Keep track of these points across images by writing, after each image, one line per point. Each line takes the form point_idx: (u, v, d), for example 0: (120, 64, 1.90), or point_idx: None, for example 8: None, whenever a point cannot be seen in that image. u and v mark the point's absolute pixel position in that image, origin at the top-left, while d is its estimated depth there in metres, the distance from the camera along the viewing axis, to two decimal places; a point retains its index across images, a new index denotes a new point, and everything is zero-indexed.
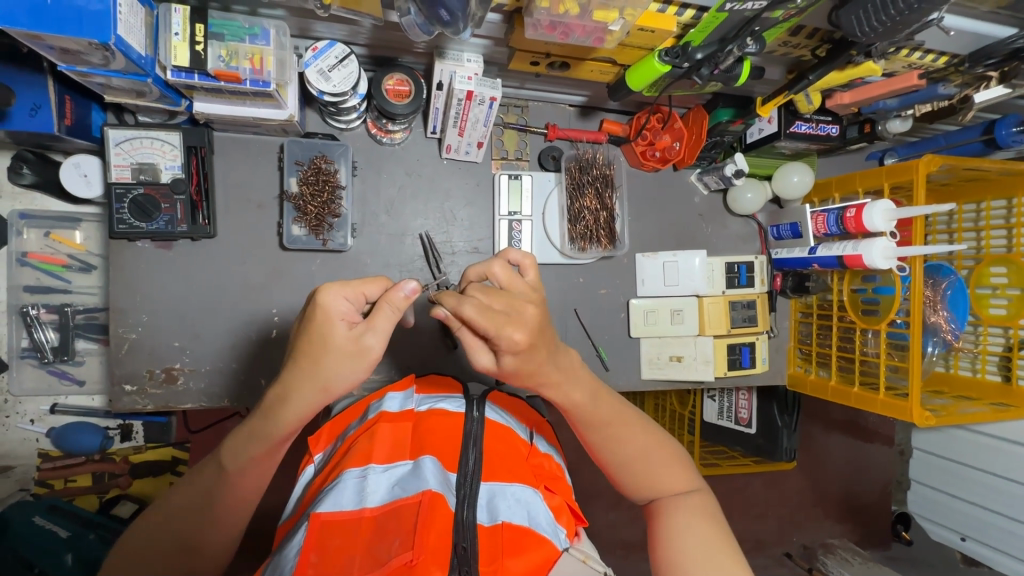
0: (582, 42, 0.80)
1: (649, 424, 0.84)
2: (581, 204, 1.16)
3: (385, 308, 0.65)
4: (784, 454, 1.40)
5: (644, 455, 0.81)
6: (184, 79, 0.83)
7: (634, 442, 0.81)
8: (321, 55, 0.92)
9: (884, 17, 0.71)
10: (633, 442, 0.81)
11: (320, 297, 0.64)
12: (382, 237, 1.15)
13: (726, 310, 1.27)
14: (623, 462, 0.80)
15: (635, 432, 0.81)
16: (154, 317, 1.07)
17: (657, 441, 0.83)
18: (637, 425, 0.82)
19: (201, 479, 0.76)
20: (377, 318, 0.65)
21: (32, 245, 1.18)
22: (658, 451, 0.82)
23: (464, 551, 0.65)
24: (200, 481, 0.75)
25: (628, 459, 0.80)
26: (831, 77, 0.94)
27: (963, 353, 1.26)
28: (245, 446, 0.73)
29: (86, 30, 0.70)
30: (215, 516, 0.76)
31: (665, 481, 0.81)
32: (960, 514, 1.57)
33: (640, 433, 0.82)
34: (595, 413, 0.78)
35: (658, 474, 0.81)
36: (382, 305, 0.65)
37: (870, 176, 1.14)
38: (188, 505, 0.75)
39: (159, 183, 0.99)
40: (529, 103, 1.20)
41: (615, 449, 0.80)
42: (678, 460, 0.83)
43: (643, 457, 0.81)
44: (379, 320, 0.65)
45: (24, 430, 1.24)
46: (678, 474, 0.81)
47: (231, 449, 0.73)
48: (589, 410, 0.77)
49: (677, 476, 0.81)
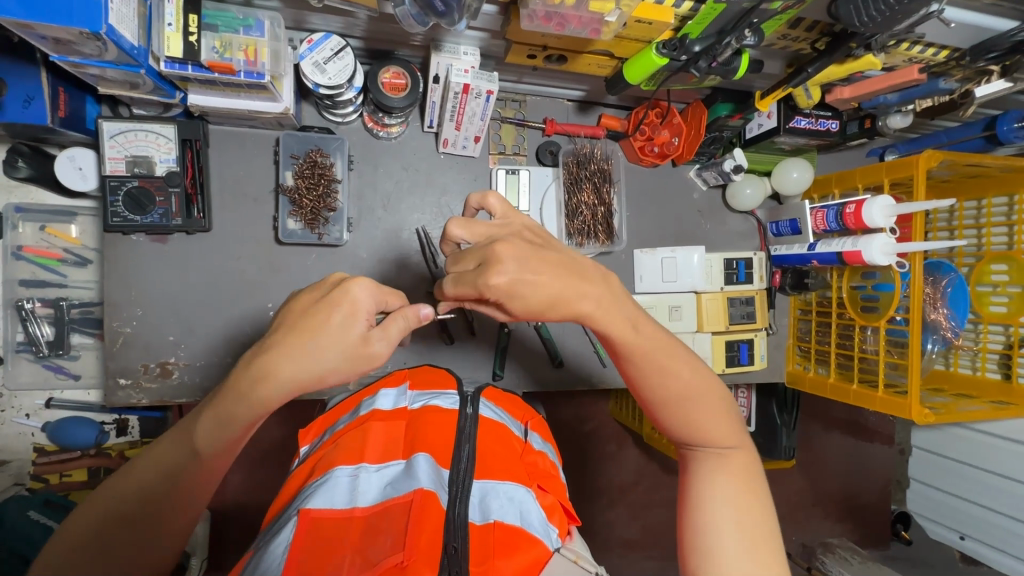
0: (578, 33, 0.79)
1: (703, 371, 0.75)
2: (579, 199, 1.16)
3: (400, 320, 0.66)
4: (783, 452, 1.42)
5: (692, 403, 0.73)
6: (178, 69, 0.82)
7: (681, 380, 0.73)
8: (317, 47, 0.92)
9: (881, 7, 0.70)
10: (678, 388, 0.73)
11: (353, 284, 0.65)
12: (379, 232, 1.14)
13: (724, 307, 1.26)
14: (664, 400, 0.74)
15: (682, 380, 0.73)
16: (149, 311, 1.06)
17: (707, 387, 0.74)
18: (687, 365, 0.73)
19: (167, 457, 0.66)
20: (390, 326, 0.65)
21: (28, 239, 1.17)
22: (706, 400, 0.74)
23: (454, 551, 0.64)
24: (165, 459, 0.66)
25: (672, 397, 0.73)
26: (831, 70, 0.93)
27: (962, 351, 1.26)
28: (218, 415, 0.65)
29: (76, 18, 0.69)
30: (172, 507, 0.66)
31: (710, 431, 0.74)
32: (959, 513, 1.56)
33: (688, 374, 0.73)
34: (638, 344, 0.71)
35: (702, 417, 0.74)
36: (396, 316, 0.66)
37: (870, 172, 1.13)
38: (150, 485, 0.65)
39: (154, 176, 0.99)
40: (527, 98, 1.19)
41: (660, 392, 0.73)
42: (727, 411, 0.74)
43: (690, 404, 0.73)
44: (392, 329, 0.66)
45: (19, 424, 1.24)
46: (727, 426, 0.74)
47: (206, 420, 0.66)
48: (632, 340, 0.70)
49: (723, 427, 0.74)
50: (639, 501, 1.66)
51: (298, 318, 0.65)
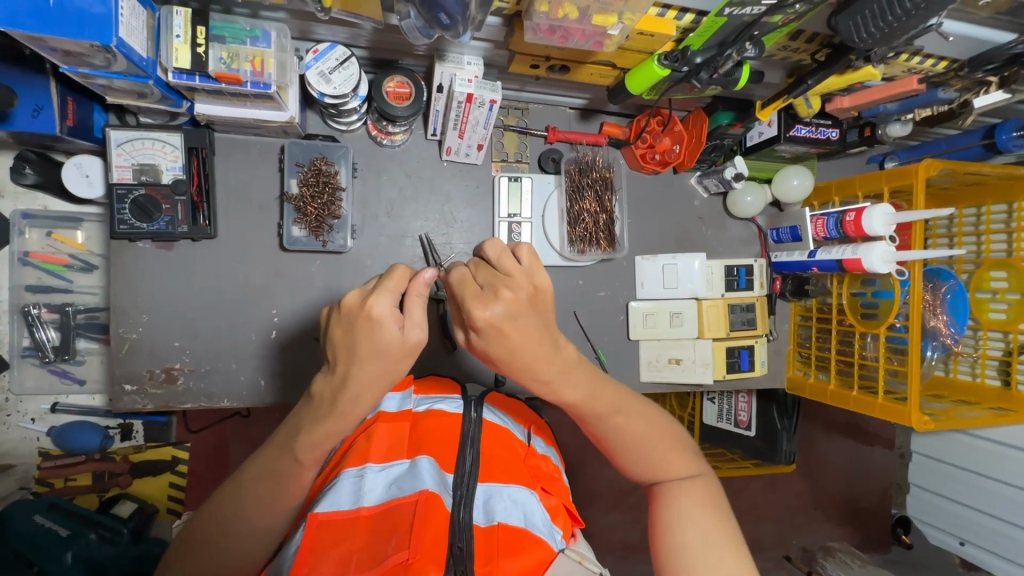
0: (581, 45, 0.81)
1: (651, 411, 0.83)
2: (581, 206, 1.16)
3: (416, 300, 0.67)
4: (783, 457, 1.41)
5: (647, 441, 0.80)
6: (185, 81, 0.84)
7: (633, 429, 0.80)
8: (322, 57, 0.93)
9: (881, 24, 0.71)
10: (636, 429, 0.80)
11: (371, 303, 0.65)
12: (382, 238, 1.15)
13: (724, 313, 1.27)
14: (624, 447, 0.80)
15: (638, 420, 0.80)
16: (155, 317, 1.07)
17: (659, 426, 0.82)
18: (636, 412, 0.81)
19: (270, 463, 0.74)
20: (413, 311, 0.67)
21: (34, 244, 1.19)
22: (659, 437, 0.81)
23: (459, 551, 0.65)
24: (269, 465, 0.73)
25: (629, 445, 0.80)
26: (831, 81, 0.94)
27: (962, 357, 1.26)
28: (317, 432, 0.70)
29: (87, 31, 0.70)
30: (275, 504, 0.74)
31: (666, 465, 0.80)
32: (960, 519, 1.57)
33: (639, 420, 0.81)
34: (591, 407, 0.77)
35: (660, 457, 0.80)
36: (411, 298, 0.68)
37: (870, 180, 1.14)
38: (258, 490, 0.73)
39: (160, 184, 1.00)
40: (529, 106, 1.20)
41: (619, 438, 0.80)
42: (677, 444, 0.82)
43: (646, 443, 0.80)
44: (416, 314, 0.67)
45: (25, 429, 1.25)
46: (681, 457, 0.81)
47: (304, 437, 0.71)
48: (585, 404, 0.77)
49: (679, 461, 0.81)
50: (640, 505, 1.66)
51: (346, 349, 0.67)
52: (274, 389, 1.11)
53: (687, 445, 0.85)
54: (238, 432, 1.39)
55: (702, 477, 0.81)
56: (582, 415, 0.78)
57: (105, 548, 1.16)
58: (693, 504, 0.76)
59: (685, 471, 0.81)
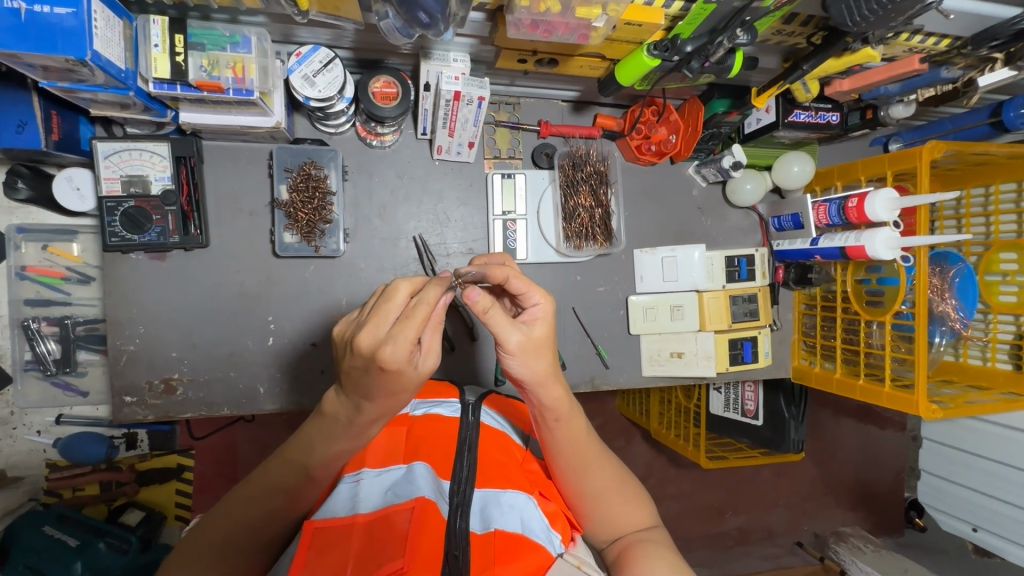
0: (566, 39, 0.79)
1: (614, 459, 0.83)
2: (575, 202, 1.14)
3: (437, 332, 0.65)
4: (793, 446, 1.35)
5: (602, 494, 0.80)
6: (167, 90, 0.82)
7: (598, 474, 0.80)
8: (305, 60, 0.91)
9: (874, 6, 0.68)
10: (590, 483, 0.80)
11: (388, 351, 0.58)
12: (376, 241, 1.14)
13: (726, 305, 1.25)
14: (586, 492, 0.80)
15: (602, 471, 0.80)
16: (151, 328, 1.07)
17: (618, 475, 0.82)
18: (604, 459, 0.81)
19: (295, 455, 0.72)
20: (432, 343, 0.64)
21: (31, 259, 1.19)
22: (620, 486, 0.81)
23: (455, 559, 0.65)
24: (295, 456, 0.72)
25: (589, 492, 0.80)
26: (828, 64, 0.91)
27: (972, 342, 1.23)
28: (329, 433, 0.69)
29: (61, 47, 0.69)
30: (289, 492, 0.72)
31: (623, 514, 0.81)
32: (971, 504, 1.54)
33: (605, 466, 0.81)
34: (565, 447, 0.78)
35: (616, 505, 0.80)
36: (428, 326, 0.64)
37: (873, 164, 1.11)
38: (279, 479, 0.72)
39: (150, 195, 0.99)
40: (520, 100, 1.18)
41: (584, 486, 0.80)
42: (618, 491, 0.82)
43: (608, 491, 0.80)
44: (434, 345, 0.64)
45: (31, 441, 1.27)
46: (627, 505, 0.82)
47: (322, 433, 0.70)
48: (561, 445, 0.78)
49: (632, 509, 0.81)
50: None
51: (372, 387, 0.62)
52: (274, 395, 1.11)
53: (643, 492, 0.85)
54: (245, 436, 1.44)
55: (657, 529, 0.81)
56: (555, 457, 0.79)
57: (113, 558, 1.18)
58: (654, 551, 0.76)
59: (632, 517, 0.81)
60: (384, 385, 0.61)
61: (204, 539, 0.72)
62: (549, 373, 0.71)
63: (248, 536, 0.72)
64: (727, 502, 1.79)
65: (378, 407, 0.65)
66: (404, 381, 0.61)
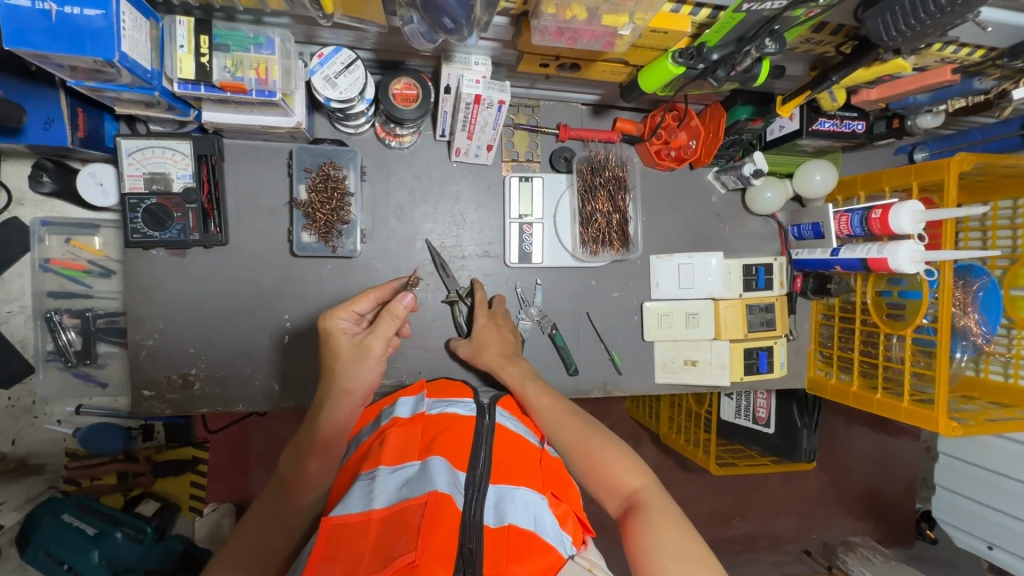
0: (591, 46, 0.78)
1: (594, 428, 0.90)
2: (593, 207, 1.13)
3: (388, 319, 0.84)
4: (804, 455, 1.35)
5: (594, 457, 0.85)
6: (191, 91, 0.83)
7: (573, 438, 0.88)
8: (327, 61, 0.91)
9: (912, 22, 0.66)
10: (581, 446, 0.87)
11: (329, 322, 0.87)
12: (392, 241, 1.14)
13: (743, 314, 1.24)
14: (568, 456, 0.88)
15: (576, 433, 0.88)
16: (170, 324, 1.09)
17: (600, 439, 0.87)
18: (580, 425, 0.90)
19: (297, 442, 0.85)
20: (380, 326, 0.84)
21: (54, 251, 1.20)
22: (604, 450, 0.85)
23: (470, 552, 0.64)
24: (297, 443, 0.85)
25: (570, 456, 0.87)
26: (857, 75, 0.89)
27: (994, 357, 1.19)
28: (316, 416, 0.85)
29: (89, 48, 0.70)
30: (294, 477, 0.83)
31: (613, 477, 0.82)
32: (987, 522, 1.52)
33: (581, 431, 0.89)
34: (541, 413, 0.94)
35: (602, 468, 0.84)
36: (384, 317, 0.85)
37: (898, 174, 1.08)
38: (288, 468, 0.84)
39: (171, 193, 1.00)
40: (540, 102, 1.17)
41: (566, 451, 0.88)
42: (623, 457, 0.84)
43: (589, 453, 0.86)
44: (382, 328, 0.84)
45: (52, 430, 1.29)
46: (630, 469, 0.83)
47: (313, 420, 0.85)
48: (537, 411, 0.94)
49: (621, 469, 0.83)
50: None
51: (330, 364, 0.86)
52: (288, 392, 1.13)
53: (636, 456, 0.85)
54: (258, 428, 1.48)
55: (650, 490, 0.80)
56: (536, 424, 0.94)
57: (130, 548, 1.22)
58: (638, 510, 0.76)
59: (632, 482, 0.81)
60: (331, 355, 0.86)
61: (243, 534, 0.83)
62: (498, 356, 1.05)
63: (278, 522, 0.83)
64: (735, 508, 1.78)
65: (327, 380, 0.85)
66: (342, 346, 0.86)
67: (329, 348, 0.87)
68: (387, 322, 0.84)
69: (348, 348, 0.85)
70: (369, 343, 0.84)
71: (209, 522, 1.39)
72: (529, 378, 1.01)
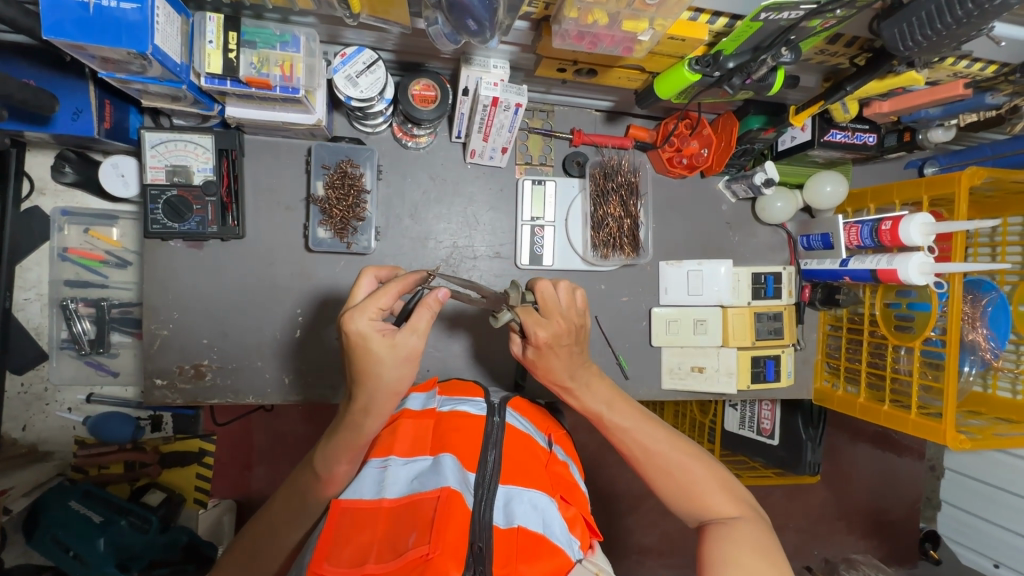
0: (610, 51, 0.80)
1: (679, 440, 0.85)
2: (605, 211, 1.14)
3: (425, 311, 0.75)
4: (807, 468, 1.34)
5: (686, 482, 0.81)
6: (217, 85, 0.85)
7: (658, 448, 0.84)
8: (349, 61, 0.93)
9: (927, 33, 0.68)
10: (673, 467, 0.82)
11: (350, 323, 0.71)
12: (405, 240, 1.16)
13: (751, 322, 1.24)
14: (651, 466, 0.83)
15: (662, 445, 0.84)
16: (184, 314, 1.10)
17: (689, 453, 0.83)
18: (665, 436, 0.85)
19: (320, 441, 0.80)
20: (417, 319, 0.74)
21: (73, 241, 1.23)
22: (691, 468, 0.82)
23: (480, 550, 0.64)
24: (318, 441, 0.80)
25: (654, 467, 0.83)
26: (870, 87, 0.91)
27: (1002, 372, 1.18)
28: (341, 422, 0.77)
29: (124, 40, 0.72)
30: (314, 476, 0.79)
31: (703, 498, 0.79)
32: (991, 539, 1.54)
33: (667, 442, 0.84)
34: (616, 420, 0.87)
35: (690, 484, 0.81)
36: (417, 309, 0.75)
37: (908, 187, 1.09)
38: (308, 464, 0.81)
39: (192, 185, 1.03)
40: (554, 108, 1.19)
41: (648, 460, 0.83)
42: (718, 482, 0.81)
43: (676, 467, 0.82)
44: (419, 321, 0.74)
45: (62, 417, 1.32)
46: (724, 495, 0.79)
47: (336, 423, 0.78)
48: (610, 418, 0.87)
49: (712, 492, 0.80)
50: (656, 509, 1.68)
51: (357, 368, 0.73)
52: (297, 386, 1.14)
53: (729, 481, 0.82)
54: (263, 425, 1.48)
55: (744, 518, 0.77)
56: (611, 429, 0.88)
57: (135, 537, 1.23)
58: (731, 540, 0.73)
59: (728, 511, 0.78)
60: (360, 359, 0.72)
61: (260, 524, 0.82)
62: (561, 371, 0.89)
63: (290, 514, 0.81)
64: None
65: (362, 385, 0.73)
66: (378, 350, 0.71)
67: (361, 354, 0.72)
68: (423, 314, 0.75)
69: (387, 355, 0.72)
70: (408, 344, 0.73)
71: (211, 515, 1.38)
72: (595, 391, 0.90)
